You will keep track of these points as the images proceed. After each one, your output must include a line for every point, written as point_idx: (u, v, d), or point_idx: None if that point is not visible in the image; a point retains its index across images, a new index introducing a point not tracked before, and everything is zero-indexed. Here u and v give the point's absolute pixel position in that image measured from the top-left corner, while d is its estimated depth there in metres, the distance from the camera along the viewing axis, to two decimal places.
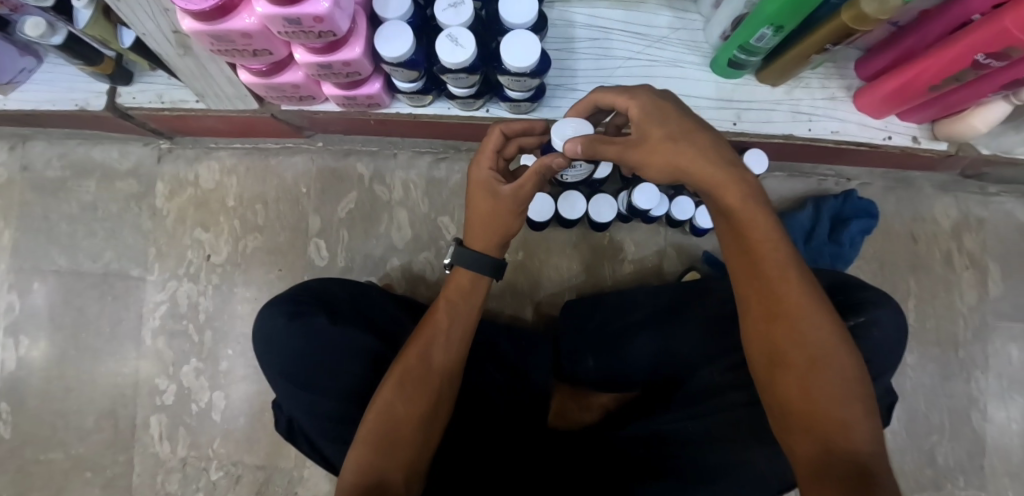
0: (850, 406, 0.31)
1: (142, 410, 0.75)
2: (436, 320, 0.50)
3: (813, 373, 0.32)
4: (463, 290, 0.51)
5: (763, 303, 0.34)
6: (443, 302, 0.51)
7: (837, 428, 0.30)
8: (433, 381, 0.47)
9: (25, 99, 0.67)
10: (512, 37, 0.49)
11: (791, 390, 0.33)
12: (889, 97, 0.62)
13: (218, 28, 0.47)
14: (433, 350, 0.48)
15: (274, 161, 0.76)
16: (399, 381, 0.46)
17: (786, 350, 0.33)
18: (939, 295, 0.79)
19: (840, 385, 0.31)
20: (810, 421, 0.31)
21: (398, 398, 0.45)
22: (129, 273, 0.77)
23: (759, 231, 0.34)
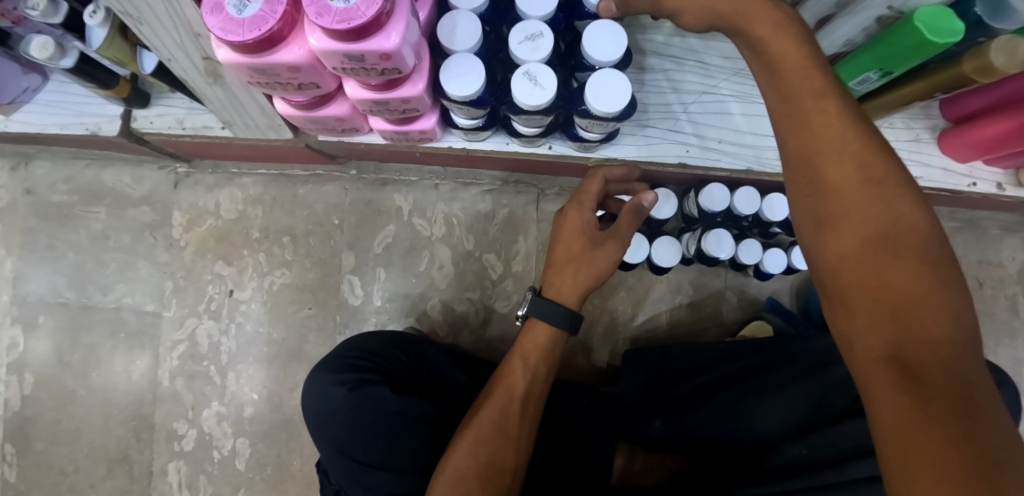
0: (968, 363, 0.21)
1: (158, 456, 0.70)
2: (511, 384, 0.46)
3: (909, 319, 0.23)
4: (540, 350, 0.47)
5: (837, 229, 0.26)
6: (518, 363, 0.47)
7: (954, 392, 0.20)
8: (507, 455, 0.43)
9: (28, 121, 0.60)
10: (600, 79, 0.43)
11: (864, 321, 0.24)
12: (977, 146, 0.57)
13: (263, 61, 0.41)
14: (509, 418, 0.44)
15: (302, 191, 0.70)
16: (471, 446, 0.43)
17: (869, 289, 0.25)
18: (1003, 342, 0.76)
19: (949, 339, 0.22)
20: (910, 378, 0.21)
21: (470, 469, 0.42)
22: (144, 308, 0.71)
23: (848, 141, 0.26)
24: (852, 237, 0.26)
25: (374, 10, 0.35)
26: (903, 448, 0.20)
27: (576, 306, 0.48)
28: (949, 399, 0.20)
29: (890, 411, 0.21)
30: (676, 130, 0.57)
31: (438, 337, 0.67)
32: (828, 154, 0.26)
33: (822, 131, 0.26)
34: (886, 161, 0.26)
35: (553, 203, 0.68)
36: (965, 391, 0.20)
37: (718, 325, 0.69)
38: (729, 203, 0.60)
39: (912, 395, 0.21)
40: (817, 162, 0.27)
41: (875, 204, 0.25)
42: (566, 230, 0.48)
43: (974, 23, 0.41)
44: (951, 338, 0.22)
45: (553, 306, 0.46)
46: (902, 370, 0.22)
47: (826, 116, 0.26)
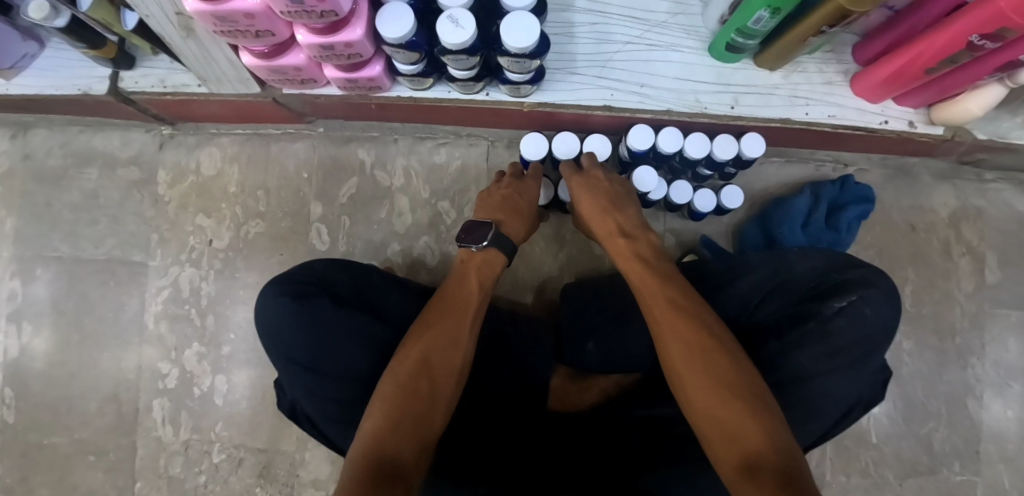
0: (747, 373, 0.38)
1: (144, 395, 0.76)
2: (462, 295, 0.54)
3: (718, 363, 0.39)
4: (483, 270, 0.56)
5: (654, 310, 0.45)
6: (471, 279, 0.55)
7: (748, 402, 0.35)
8: (459, 345, 0.49)
9: (27, 84, 0.68)
10: (513, 17, 0.50)
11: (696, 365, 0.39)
12: (884, 82, 0.62)
13: (220, 8, 0.48)
14: (458, 330, 0.50)
15: (275, 148, 0.77)
16: (422, 354, 0.47)
17: (701, 356, 0.39)
18: (935, 282, 0.80)
19: (743, 372, 0.38)
20: (728, 391, 0.37)
21: (418, 371, 0.45)
22: (131, 259, 0.78)
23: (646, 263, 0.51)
24: (665, 312, 0.44)
25: None
26: (724, 442, 0.34)
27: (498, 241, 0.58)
28: (748, 410, 0.35)
29: (718, 417, 0.36)
30: (602, 77, 0.63)
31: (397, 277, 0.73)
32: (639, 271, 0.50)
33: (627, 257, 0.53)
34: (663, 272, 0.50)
35: (502, 154, 0.75)
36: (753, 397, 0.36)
37: None
38: (654, 143, 0.65)
39: (730, 405, 0.36)
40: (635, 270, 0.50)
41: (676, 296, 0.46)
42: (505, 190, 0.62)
43: None
44: (745, 374, 0.38)
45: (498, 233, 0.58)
46: (719, 392, 0.37)
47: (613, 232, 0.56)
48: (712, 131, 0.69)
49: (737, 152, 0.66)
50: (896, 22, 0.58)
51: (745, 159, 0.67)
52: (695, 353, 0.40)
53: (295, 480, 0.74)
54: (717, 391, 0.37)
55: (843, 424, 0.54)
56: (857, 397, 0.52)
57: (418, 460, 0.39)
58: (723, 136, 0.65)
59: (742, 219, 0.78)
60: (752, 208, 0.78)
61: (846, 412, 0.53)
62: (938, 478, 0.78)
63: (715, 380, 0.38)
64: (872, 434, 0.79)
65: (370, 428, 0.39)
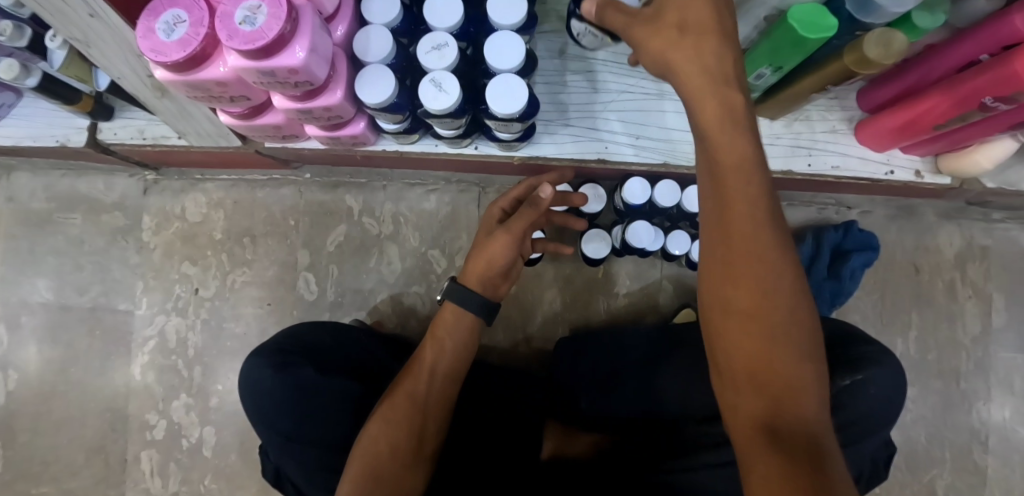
0: (812, 387, 0.27)
1: (132, 445, 0.75)
2: (422, 360, 0.50)
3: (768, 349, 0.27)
4: (448, 327, 0.52)
5: (716, 265, 0.28)
6: (429, 342, 0.51)
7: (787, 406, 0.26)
8: (418, 409, 0.47)
9: (5, 135, 0.66)
10: (498, 82, 0.47)
11: (741, 364, 0.27)
12: (892, 133, 0.60)
13: (193, 77, 0.46)
14: (419, 387, 0.48)
15: (261, 194, 0.75)
16: (384, 415, 0.46)
17: (758, 359, 0.27)
18: (941, 327, 0.78)
19: (796, 359, 0.27)
20: (762, 389, 0.26)
21: (381, 437, 0.45)
22: (117, 307, 0.76)
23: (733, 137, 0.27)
24: (734, 274, 0.28)
25: (275, 30, 0.40)
26: (747, 437, 0.26)
27: (488, 293, 0.52)
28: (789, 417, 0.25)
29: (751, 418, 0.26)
30: (596, 128, 0.61)
31: (386, 329, 0.71)
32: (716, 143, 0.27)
33: (721, 138, 0.27)
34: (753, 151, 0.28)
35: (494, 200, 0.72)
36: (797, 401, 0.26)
37: (654, 313, 0.73)
38: (650, 196, 0.63)
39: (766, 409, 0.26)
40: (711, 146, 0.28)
41: (756, 219, 0.27)
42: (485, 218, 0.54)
43: (847, 18, 0.46)
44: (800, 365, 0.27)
45: (461, 291, 0.51)
46: (771, 400, 0.26)
47: (725, 139, 0.27)
48: None
49: None
50: (903, 73, 0.55)
51: None
52: (750, 333, 0.27)
53: None
54: (755, 387, 0.27)
55: None
56: (858, 471, 0.50)
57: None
58: None
59: None
60: None
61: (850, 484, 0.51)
62: None
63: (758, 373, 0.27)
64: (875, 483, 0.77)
65: None
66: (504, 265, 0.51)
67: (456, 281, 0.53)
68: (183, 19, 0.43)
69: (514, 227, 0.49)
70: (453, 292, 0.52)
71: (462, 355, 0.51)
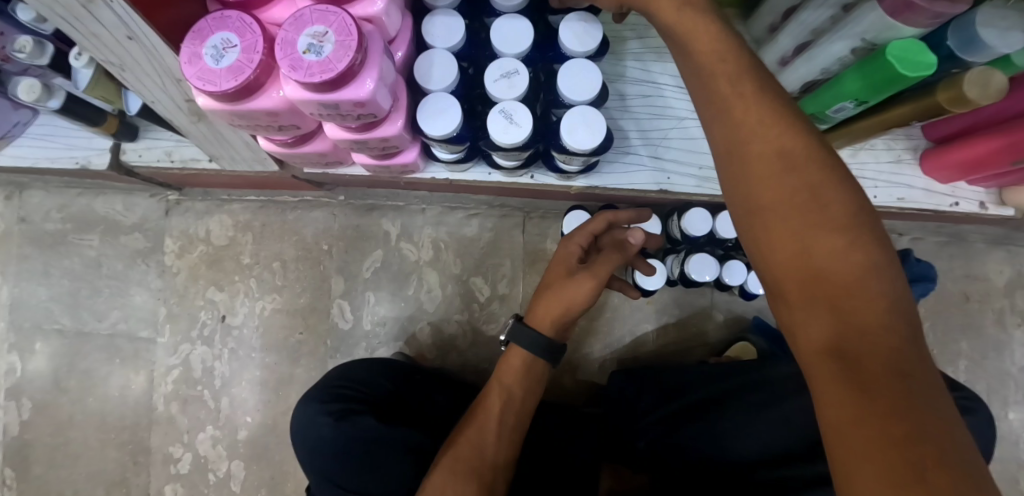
0: (937, 398, 0.20)
1: (155, 479, 0.71)
2: (489, 405, 0.48)
3: (848, 319, 0.23)
4: (516, 372, 0.50)
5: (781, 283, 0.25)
6: (495, 386, 0.50)
7: (894, 387, 0.20)
8: (485, 459, 0.45)
9: (19, 155, 0.61)
10: (574, 116, 0.45)
11: (830, 382, 0.22)
12: (959, 168, 0.57)
13: (242, 107, 0.42)
14: (485, 437, 0.46)
15: (292, 217, 0.71)
16: (450, 463, 0.44)
17: (847, 371, 0.21)
18: (989, 357, 0.76)
19: (887, 328, 0.22)
20: (849, 370, 0.21)
21: (447, 486, 0.43)
22: (138, 334, 0.72)
23: (759, 101, 0.27)
24: (798, 289, 0.25)
25: (344, 61, 0.36)
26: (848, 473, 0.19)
27: (553, 333, 0.50)
28: (901, 397, 0.19)
29: (839, 409, 0.21)
30: (657, 156, 0.58)
31: (426, 360, 0.68)
32: (742, 107, 0.27)
33: (754, 145, 0.26)
34: (791, 115, 0.27)
35: (538, 226, 0.69)
36: (907, 378, 0.20)
37: (704, 344, 0.70)
38: (710, 228, 0.61)
39: (858, 398, 0.20)
40: (735, 116, 0.27)
41: (810, 224, 0.25)
42: (557, 256, 0.52)
43: (946, 55, 0.42)
44: (895, 332, 0.22)
45: (530, 333, 0.49)
46: (862, 407, 0.20)
47: (758, 147, 0.26)
48: None
49: None
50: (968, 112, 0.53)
51: None
52: (827, 350, 0.22)
53: None
54: (842, 362, 0.22)
55: None
56: None
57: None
58: None
59: None
60: None
61: None
62: None
63: (839, 347, 0.22)
64: None
65: None
66: (582, 308, 0.49)
67: (522, 322, 0.51)
68: (234, 45, 0.39)
69: (599, 271, 0.48)
70: (519, 333, 0.50)
71: (530, 401, 0.50)
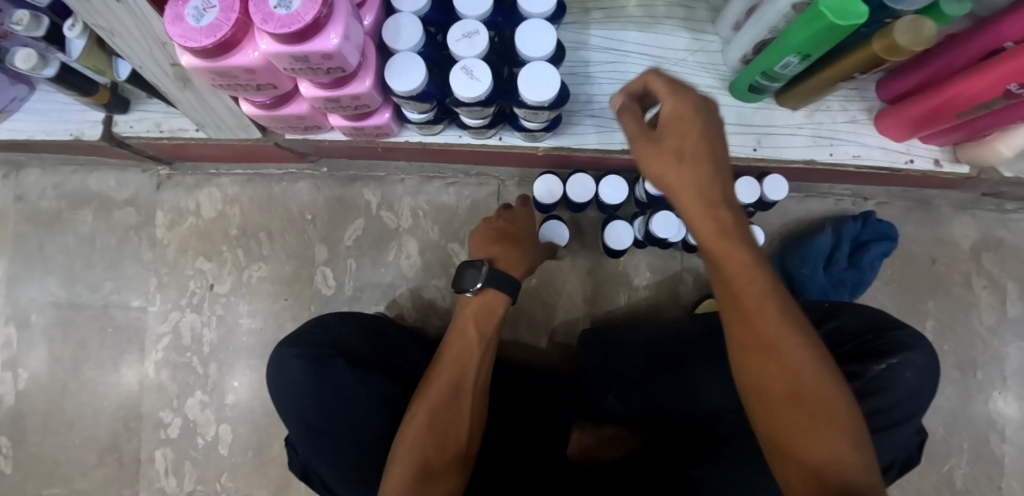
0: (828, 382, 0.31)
1: (146, 444, 0.73)
2: (461, 353, 0.50)
3: (799, 380, 0.31)
4: (485, 318, 0.52)
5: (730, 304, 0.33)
6: (467, 335, 0.51)
7: (803, 383, 0.31)
8: (461, 412, 0.47)
9: (16, 129, 0.64)
10: (529, 71, 0.47)
11: (766, 385, 0.31)
12: (912, 123, 0.60)
13: (220, 64, 0.45)
14: (461, 385, 0.48)
15: (277, 188, 0.74)
16: (428, 414, 0.46)
17: (778, 376, 0.31)
18: (957, 317, 0.79)
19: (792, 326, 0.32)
20: (776, 373, 0.31)
21: (425, 438, 0.45)
22: (129, 305, 0.75)
23: (695, 139, 0.32)
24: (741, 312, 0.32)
25: (311, 14, 0.39)
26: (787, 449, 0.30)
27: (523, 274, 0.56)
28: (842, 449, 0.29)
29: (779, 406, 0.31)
30: None
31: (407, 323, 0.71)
32: (671, 144, 0.32)
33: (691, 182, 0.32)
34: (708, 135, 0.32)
35: (513, 193, 0.72)
36: (804, 371, 0.31)
37: (676, 306, 0.73)
38: None
39: (789, 399, 0.31)
40: (670, 153, 0.32)
41: (740, 252, 0.32)
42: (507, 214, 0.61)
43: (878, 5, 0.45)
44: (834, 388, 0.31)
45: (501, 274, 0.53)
46: (794, 408, 0.30)
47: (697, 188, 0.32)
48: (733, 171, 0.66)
49: (760, 195, 0.63)
50: (924, 61, 0.55)
51: (767, 202, 0.64)
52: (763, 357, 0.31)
53: None
54: (802, 417, 0.30)
55: None
56: (891, 464, 0.50)
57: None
58: (746, 178, 0.63)
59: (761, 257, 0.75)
60: (772, 244, 0.76)
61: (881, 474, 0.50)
62: None
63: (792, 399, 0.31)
64: None
65: None
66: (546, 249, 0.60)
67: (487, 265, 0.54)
68: (212, 4, 0.42)
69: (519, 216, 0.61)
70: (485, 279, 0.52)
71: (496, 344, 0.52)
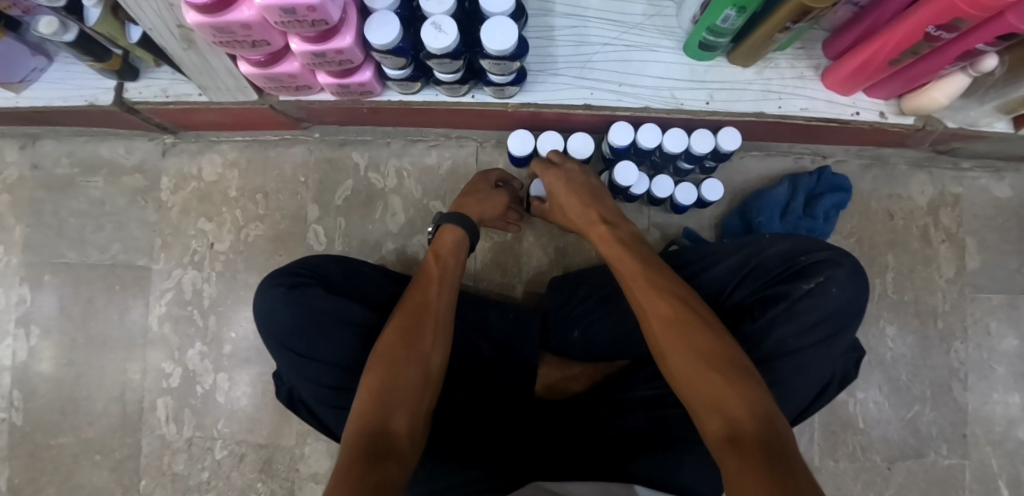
0: (715, 330, 0.42)
1: (148, 394, 0.78)
2: (428, 273, 0.57)
3: (694, 344, 0.40)
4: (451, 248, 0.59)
5: (636, 291, 0.47)
6: (433, 259, 0.58)
7: (695, 327, 0.42)
8: (433, 312, 0.52)
9: (36, 97, 0.71)
10: (492, 22, 0.53)
11: (665, 333, 0.42)
12: (853, 76, 0.65)
13: (219, 19, 0.50)
14: (428, 294, 0.54)
15: (273, 153, 0.80)
16: (400, 319, 0.51)
17: (677, 325, 0.42)
18: (916, 269, 0.83)
19: (681, 299, 0.45)
20: (675, 323, 0.42)
21: (396, 334, 0.49)
22: (136, 263, 0.80)
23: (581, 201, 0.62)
24: (648, 292, 0.46)
25: None
26: (687, 377, 0.39)
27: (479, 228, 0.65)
28: (731, 386, 0.36)
29: (681, 346, 0.41)
30: (583, 77, 0.67)
31: None
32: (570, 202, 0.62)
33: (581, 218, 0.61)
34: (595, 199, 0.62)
35: (490, 154, 0.78)
36: (696, 321, 0.42)
37: None
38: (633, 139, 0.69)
39: (686, 337, 0.41)
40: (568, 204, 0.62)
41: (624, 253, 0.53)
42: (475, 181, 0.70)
43: None
44: (724, 349, 0.40)
45: (459, 217, 0.62)
46: (691, 341, 0.41)
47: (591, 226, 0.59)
48: (690, 126, 0.72)
49: (714, 146, 0.69)
50: (860, 16, 0.60)
51: (722, 153, 0.70)
52: (667, 314, 0.43)
53: (295, 474, 0.76)
54: (697, 368, 0.39)
55: (819, 401, 0.56)
56: (829, 376, 0.54)
57: (398, 437, 0.41)
58: (700, 130, 0.69)
59: (724, 212, 0.80)
60: (734, 200, 0.81)
61: (820, 388, 0.55)
62: (925, 461, 0.80)
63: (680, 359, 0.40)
64: (859, 420, 0.81)
65: (368, 396, 0.44)
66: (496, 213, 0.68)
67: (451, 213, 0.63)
68: None
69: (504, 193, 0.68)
70: (450, 219, 0.61)
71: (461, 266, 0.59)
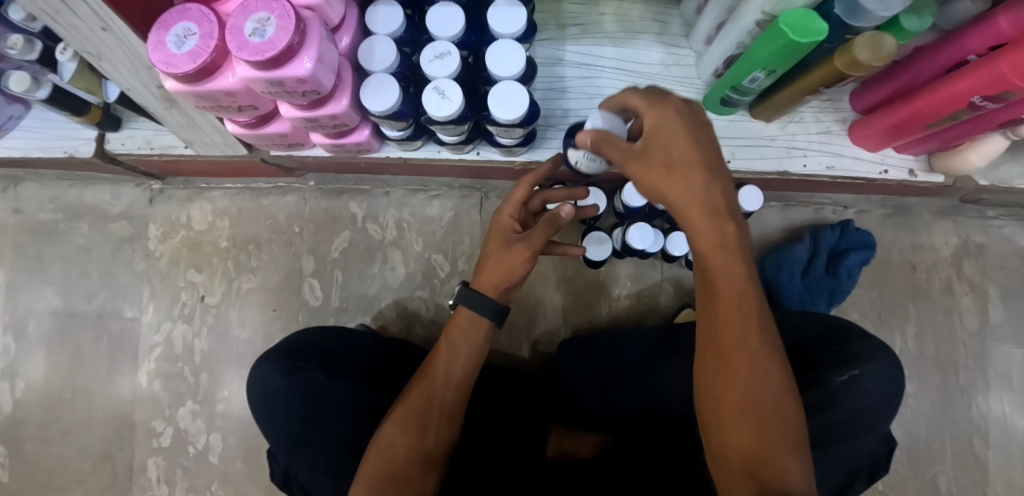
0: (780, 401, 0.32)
1: (138, 452, 0.75)
2: (438, 361, 0.52)
3: (769, 429, 0.30)
4: (464, 331, 0.54)
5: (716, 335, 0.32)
6: (445, 346, 0.53)
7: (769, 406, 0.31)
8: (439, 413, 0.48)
9: (11, 146, 0.66)
10: (500, 88, 0.49)
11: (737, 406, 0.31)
12: (885, 133, 0.61)
13: (201, 88, 0.46)
14: (434, 388, 0.50)
15: (266, 202, 0.76)
16: (403, 418, 0.47)
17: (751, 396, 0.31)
18: (938, 323, 0.80)
19: (760, 353, 0.32)
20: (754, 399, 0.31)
21: (397, 438, 0.46)
22: (124, 315, 0.77)
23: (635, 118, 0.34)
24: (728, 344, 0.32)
25: (285, 41, 0.41)
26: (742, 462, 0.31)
27: (501, 297, 0.55)
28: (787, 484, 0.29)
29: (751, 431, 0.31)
30: None
31: (391, 333, 0.72)
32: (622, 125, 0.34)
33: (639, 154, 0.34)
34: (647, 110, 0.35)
35: (495, 205, 0.74)
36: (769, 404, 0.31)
37: (656, 314, 0.74)
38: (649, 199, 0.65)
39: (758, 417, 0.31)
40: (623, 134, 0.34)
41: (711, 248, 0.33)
42: (494, 228, 0.56)
43: (837, 21, 0.46)
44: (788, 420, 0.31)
45: (474, 293, 0.54)
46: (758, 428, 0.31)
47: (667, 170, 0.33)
48: None
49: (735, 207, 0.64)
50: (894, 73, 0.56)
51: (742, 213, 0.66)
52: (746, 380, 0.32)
53: None
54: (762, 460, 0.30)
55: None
56: (858, 471, 0.51)
57: None
58: None
59: None
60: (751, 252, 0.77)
61: (847, 483, 0.51)
62: None
63: (728, 408, 0.32)
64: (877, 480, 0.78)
65: None
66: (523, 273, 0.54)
67: (469, 287, 0.55)
68: (194, 32, 0.43)
69: (536, 242, 0.52)
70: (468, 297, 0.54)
71: (477, 354, 0.53)
